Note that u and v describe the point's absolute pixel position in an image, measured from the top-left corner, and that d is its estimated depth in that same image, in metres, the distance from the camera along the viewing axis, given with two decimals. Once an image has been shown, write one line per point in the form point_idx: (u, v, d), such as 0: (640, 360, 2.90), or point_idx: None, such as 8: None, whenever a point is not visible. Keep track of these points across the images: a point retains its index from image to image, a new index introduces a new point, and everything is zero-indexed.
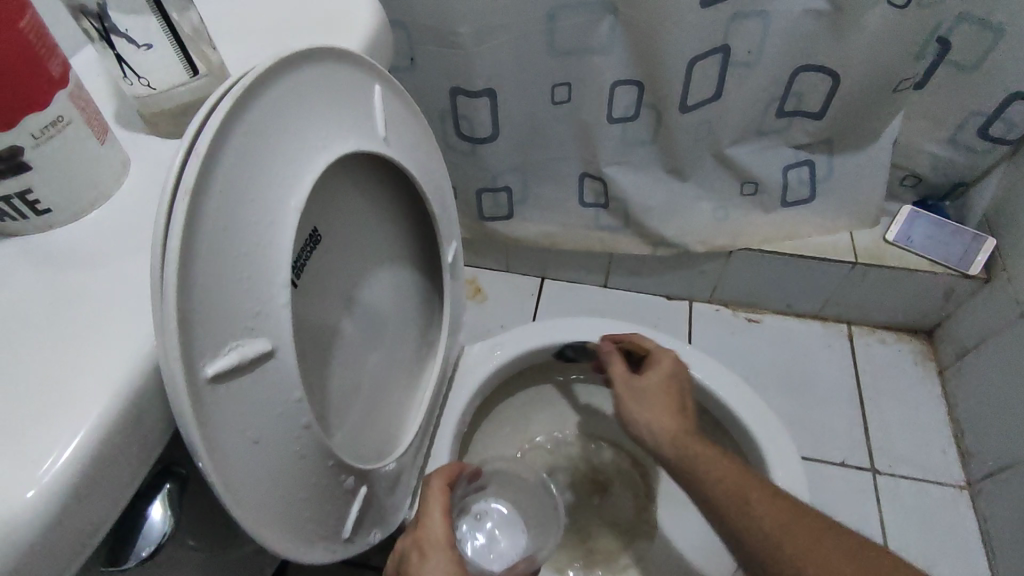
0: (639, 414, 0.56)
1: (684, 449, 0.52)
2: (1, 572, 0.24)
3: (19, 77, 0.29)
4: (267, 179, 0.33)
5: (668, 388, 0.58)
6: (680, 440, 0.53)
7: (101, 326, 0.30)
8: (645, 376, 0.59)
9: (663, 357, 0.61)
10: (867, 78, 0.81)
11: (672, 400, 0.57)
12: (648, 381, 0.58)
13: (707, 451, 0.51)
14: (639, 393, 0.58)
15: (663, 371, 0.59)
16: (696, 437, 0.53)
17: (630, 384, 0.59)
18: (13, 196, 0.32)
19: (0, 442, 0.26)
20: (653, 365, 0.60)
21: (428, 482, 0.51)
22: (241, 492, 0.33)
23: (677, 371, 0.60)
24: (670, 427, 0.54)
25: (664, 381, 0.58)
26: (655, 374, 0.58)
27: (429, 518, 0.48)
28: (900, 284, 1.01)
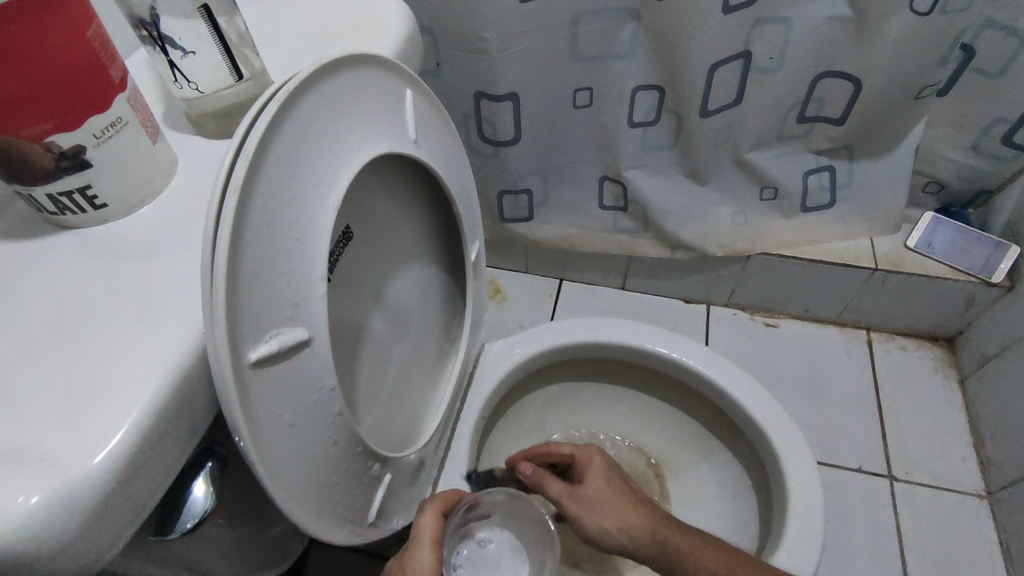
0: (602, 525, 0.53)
1: (666, 548, 0.51)
2: (61, 535, 0.27)
3: (84, 82, 0.32)
4: (307, 178, 0.35)
5: (614, 485, 0.55)
6: (659, 539, 0.52)
7: (152, 313, 0.32)
8: (587, 483, 0.55)
9: (593, 458, 0.58)
10: (889, 84, 0.81)
11: (626, 495, 0.54)
12: (592, 489, 0.55)
13: (686, 541, 0.51)
14: (591, 505, 0.54)
15: (599, 473, 0.56)
16: (669, 526, 0.53)
17: (575, 499, 0.54)
18: (73, 191, 0.34)
19: (63, 417, 0.28)
20: (588, 470, 0.56)
21: (420, 511, 0.50)
22: (278, 472, 0.35)
23: (610, 465, 0.57)
24: (640, 526, 0.52)
25: (607, 484, 0.55)
26: (596, 478, 0.55)
27: (420, 549, 0.47)
28: (921, 291, 1.01)
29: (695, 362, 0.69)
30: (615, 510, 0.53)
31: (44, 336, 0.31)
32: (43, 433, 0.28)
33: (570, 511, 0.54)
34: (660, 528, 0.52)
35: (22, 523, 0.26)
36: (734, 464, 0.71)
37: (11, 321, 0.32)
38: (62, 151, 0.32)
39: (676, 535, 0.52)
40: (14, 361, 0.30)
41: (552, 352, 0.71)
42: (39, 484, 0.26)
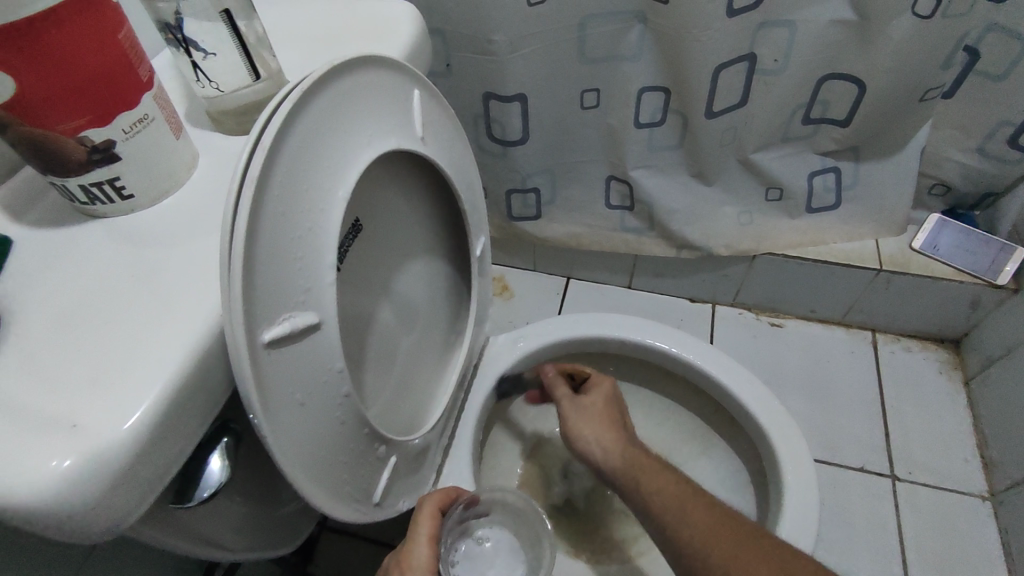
0: (584, 431, 0.59)
1: (627, 459, 0.55)
2: (92, 496, 0.29)
3: (116, 81, 0.34)
4: (319, 172, 0.38)
5: (610, 407, 0.61)
6: (623, 453, 0.56)
7: (174, 296, 0.35)
8: (588, 396, 0.62)
9: (602, 380, 0.64)
10: (894, 87, 0.82)
11: (611, 417, 0.60)
12: (590, 400, 0.61)
13: (651, 464, 0.54)
14: (583, 411, 0.61)
15: (602, 391, 0.62)
16: (639, 449, 0.56)
17: (574, 404, 0.62)
18: (103, 182, 0.37)
19: (95, 389, 0.31)
20: (594, 387, 0.63)
21: (421, 504, 0.51)
22: (289, 447, 0.38)
23: (615, 393, 0.63)
24: (612, 442, 0.57)
25: (604, 402, 0.61)
26: (597, 395, 0.62)
27: (415, 543, 0.48)
28: (926, 292, 1.01)
29: (695, 356, 0.70)
30: (597, 421, 0.59)
31: (77, 317, 0.34)
32: (76, 404, 0.30)
33: (566, 412, 0.62)
34: (629, 446, 0.56)
35: (56, 485, 0.28)
36: (733, 458, 0.73)
37: (48, 303, 0.35)
38: (94, 145, 0.35)
39: (641, 453, 0.55)
40: (50, 339, 0.33)
41: (555, 346, 0.73)
42: (70, 450, 0.29)
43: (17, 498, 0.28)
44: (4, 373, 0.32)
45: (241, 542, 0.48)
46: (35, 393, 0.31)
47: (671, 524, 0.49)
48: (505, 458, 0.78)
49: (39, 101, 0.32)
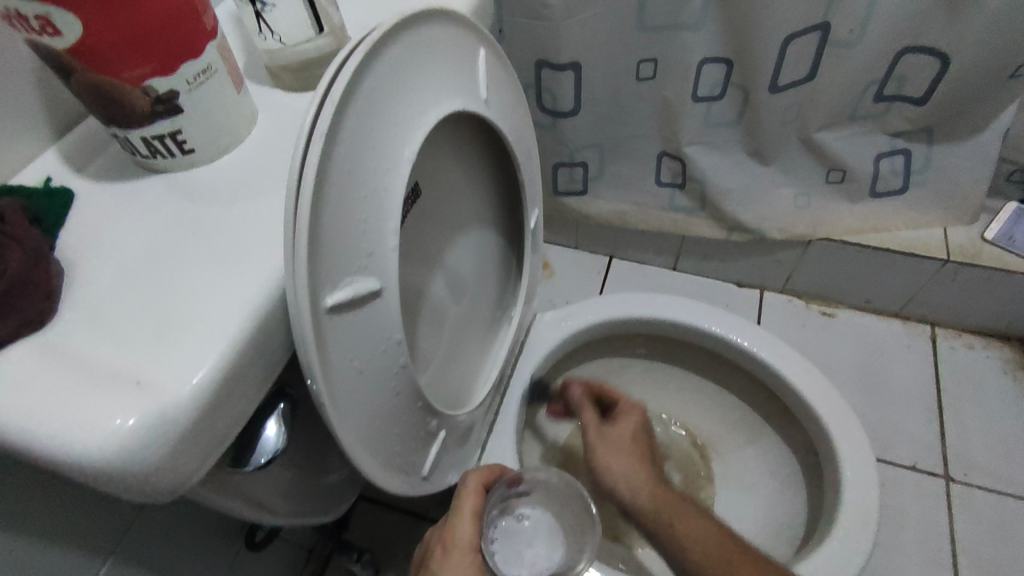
0: (610, 464, 0.57)
1: (658, 498, 0.53)
2: (157, 455, 0.28)
3: (182, 26, 0.33)
4: (387, 130, 0.36)
5: (637, 441, 0.60)
6: (656, 491, 0.54)
7: (235, 254, 0.34)
8: (616, 426, 0.60)
9: (631, 408, 0.62)
10: (980, 63, 0.76)
11: (639, 451, 0.58)
12: (617, 428, 0.60)
13: (684, 508, 0.52)
14: (608, 440, 0.59)
15: (630, 421, 0.61)
16: (670, 490, 0.54)
17: (600, 432, 0.60)
18: (165, 135, 0.36)
19: (160, 346, 0.30)
20: (621, 416, 0.61)
21: (465, 479, 0.50)
22: (345, 416, 0.37)
23: (644, 423, 0.62)
24: (640, 479, 0.55)
25: (632, 433, 0.60)
26: (624, 426, 0.60)
27: (458, 519, 0.47)
28: (995, 286, 0.95)
29: (750, 342, 0.67)
30: (628, 455, 0.57)
31: (143, 272, 0.33)
32: (141, 360, 0.30)
33: (590, 441, 0.60)
34: (662, 486, 0.55)
35: (120, 442, 0.27)
36: (784, 449, 0.70)
37: (112, 257, 0.34)
38: (157, 96, 0.34)
39: (673, 495, 0.54)
40: (117, 292, 0.32)
41: (602, 325, 0.71)
42: (134, 407, 0.28)
43: (84, 453, 0.27)
44: (70, 325, 0.31)
45: (292, 507, 0.48)
46: (99, 347, 0.30)
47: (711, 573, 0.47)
48: (547, 436, 0.77)
49: (106, 45, 0.30)
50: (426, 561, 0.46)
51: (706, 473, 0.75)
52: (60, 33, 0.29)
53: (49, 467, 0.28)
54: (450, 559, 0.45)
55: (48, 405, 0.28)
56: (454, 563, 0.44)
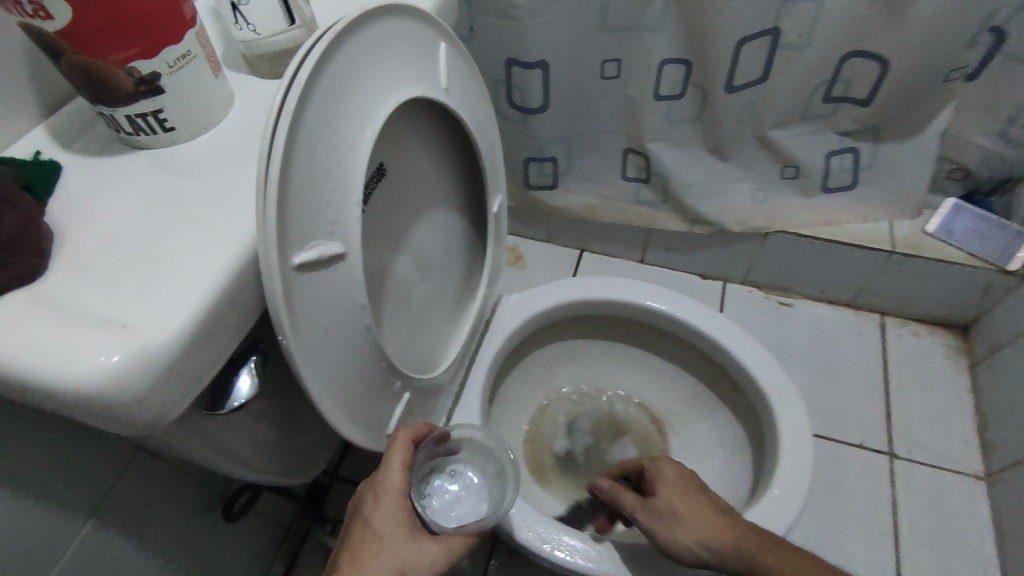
0: (680, 540, 0.53)
1: (744, 545, 0.51)
2: (141, 389, 0.32)
3: (163, 13, 0.36)
4: (351, 111, 0.40)
5: (688, 493, 0.55)
6: (740, 534, 0.52)
7: (212, 219, 0.37)
8: (658, 495, 0.56)
9: (661, 467, 0.58)
10: (917, 67, 0.82)
11: (697, 502, 0.54)
12: (663, 497, 0.55)
13: (783, 558, 0.49)
14: (658, 515, 0.55)
15: (670, 479, 0.56)
16: (750, 537, 0.51)
17: (648, 512, 0.56)
18: (148, 114, 0.39)
19: (143, 297, 0.34)
20: (658, 480, 0.57)
21: (394, 436, 0.51)
22: (314, 368, 0.41)
23: (681, 472, 0.57)
24: (718, 540, 0.52)
25: (679, 490, 0.55)
26: (665, 490, 0.56)
27: (387, 470, 0.49)
28: (937, 277, 1.01)
29: (700, 321, 0.72)
30: (694, 512, 0.53)
31: (127, 234, 0.37)
32: (126, 308, 0.33)
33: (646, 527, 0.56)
34: (741, 526, 0.52)
35: (107, 375, 0.31)
36: (732, 423, 0.75)
37: (99, 222, 0.38)
38: (141, 76, 0.37)
39: (756, 536, 0.51)
40: (103, 252, 0.36)
41: (565, 307, 0.76)
42: (120, 346, 0.31)
43: (75, 385, 0.31)
44: (61, 279, 0.35)
45: (266, 464, 0.51)
46: (87, 298, 0.34)
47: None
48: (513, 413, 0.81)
49: (95, 30, 0.34)
50: (359, 509, 0.49)
51: (662, 447, 0.79)
52: (52, 18, 0.33)
53: (43, 400, 0.32)
54: (382, 505, 0.48)
55: (42, 344, 0.31)
56: (386, 509, 0.47)
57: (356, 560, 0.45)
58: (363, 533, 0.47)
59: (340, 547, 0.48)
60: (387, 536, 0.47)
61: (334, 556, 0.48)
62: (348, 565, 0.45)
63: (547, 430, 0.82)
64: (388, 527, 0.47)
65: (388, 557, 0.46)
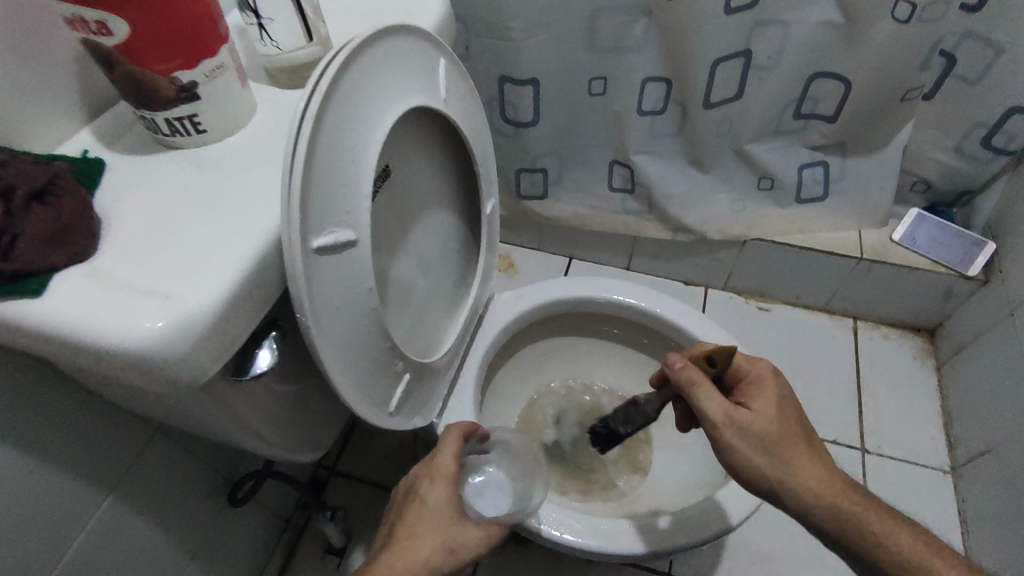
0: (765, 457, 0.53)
1: (831, 491, 0.53)
2: (181, 351, 0.37)
3: (202, 30, 0.42)
4: (363, 116, 0.46)
5: (781, 416, 0.55)
6: (824, 477, 0.53)
7: (240, 209, 0.43)
8: (757, 410, 0.55)
9: (760, 386, 0.57)
10: (877, 87, 0.89)
11: (789, 426, 0.55)
12: (760, 413, 0.55)
13: (855, 498, 0.53)
14: (750, 427, 0.54)
15: (770, 400, 0.56)
16: (831, 472, 0.54)
17: (740, 421, 0.54)
18: (184, 118, 0.45)
19: (182, 273, 0.39)
20: (758, 397, 0.56)
21: (447, 430, 0.58)
22: (328, 342, 0.46)
23: (778, 396, 0.57)
24: (803, 466, 0.53)
25: (777, 412, 0.55)
26: (766, 408, 0.55)
27: (441, 455, 0.55)
28: (904, 282, 1.08)
29: (678, 317, 0.78)
30: (788, 444, 0.54)
31: (166, 220, 0.42)
32: (167, 282, 0.38)
33: (729, 431, 0.54)
34: (829, 468, 0.54)
35: (154, 338, 0.36)
36: None
37: (140, 210, 0.43)
38: (181, 84, 0.43)
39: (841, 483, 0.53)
40: (145, 235, 0.41)
41: (554, 304, 0.81)
42: (165, 314, 0.37)
43: (126, 346, 0.36)
44: (108, 258, 0.40)
45: (278, 439, 0.56)
46: (133, 274, 0.39)
47: (892, 554, 0.51)
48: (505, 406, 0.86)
49: (145, 45, 0.40)
50: (412, 490, 0.54)
51: (645, 437, 0.85)
52: (111, 33, 0.39)
53: (96, 360, 0.37)
54: (437, 485, 0.53)
55: (97, 310, 0.37)
56: (442, 489, 0.53)
57: (412, 533, 0.50)
58: (417, 509, 0.52)
59: (391, 523, 0.53)
60: (440, 513, 0.51)
61: (385, 532, 0.53)
62: (404, 536, 0.50)
63: (537, 421, 0.86)
64: (439, 505, 0.52)
65: (440, 533, 0.50)
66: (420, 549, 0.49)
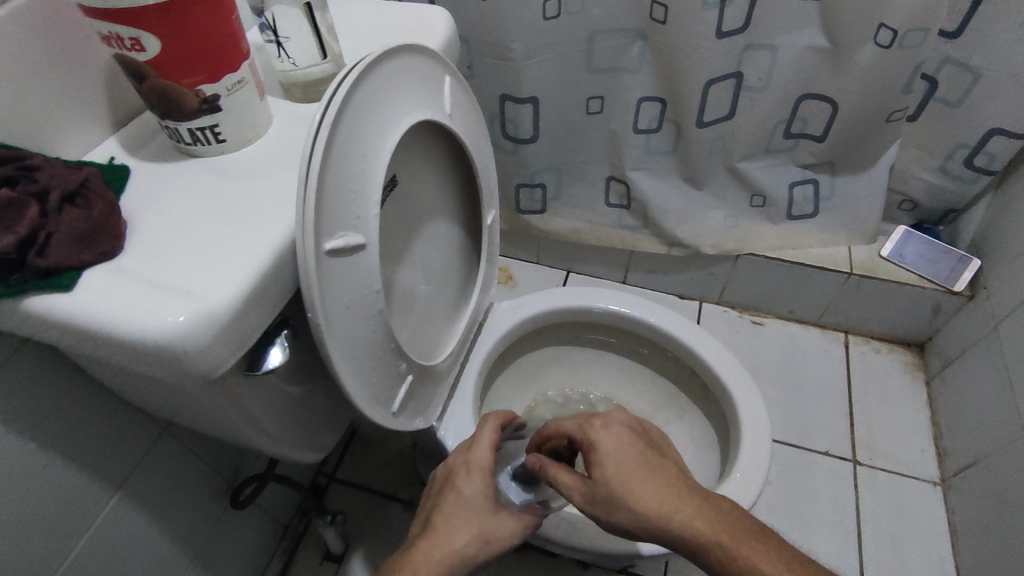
0: (620, 518, 0.47)
1: (696, 537, 0.45)
2: (201, 342, 0.39)
3: (226, 47, 0.45)
4: (374, 127, 0.49)
5: (626, 463, 0.48)
6: (684, 515, 0.46)
7: (257, 212, 0.45)
8: (597, 471, 0.49)
9: (600, 436, 0.51)
10: (863, 108, 0.93)
11: (639, 472, 0.48)
12: (597, 477, 0.49)
13: (726, 538, 0.44)
14: (593, 495, 0.48)
15: (608, 450, 0.49)
16: (693, 511, 0.46)
17: (584, 490, 0.49)
18: (206, 128, 0.48)
19: (202, 271, 0.41)
20: (597, 451, 0.50)
21: (483, 420, 0.60)
22: (339, 341, 0.48)
23: (621, 440, 0.50)
24: (664, 516, 0.46)
25: (616, 463, 0.49)
26: (604, 463, 0.49)
27: (478, 446, 0.57)
28: (893, 297, 1.11)
29: (671, 326, 0.81)
30: (639, 494, 0.47)
31: (188, 222, 0.45)
32: (189, 279, 0.41)
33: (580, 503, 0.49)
34: (688, 506, 0.46)
35: (177, 329, 0.38)
36: (702, 421, 0.82)
37: (165, 212, 0.45)
38: (204, 97, 0.46)
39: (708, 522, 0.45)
40: (169, 235, 0.44)
41: (551, 313, 0.84)
42: (188, 308, 0.39)
43: (150, 337, 0.38)
44: (132, 257, 0.42)
45: (284, 436, 0.58)
46: (155, 271, 0.41)
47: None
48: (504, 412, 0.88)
49: (174, 60, 0.43)
50: (448, 481, 0.55)
51: None
52: (144, 49, 0.42)
53: (121, 351, 0.39)
54: (474, 476, 0.55)
55: (122, 304, 0.39)
56: (479, 479, 0.54)
57: (450, 523, 0.52)
58: (453, 501, 0.53)
59: (427, 514, 0.54)
60: (476, 504, 0.53)
61: (422, 520, 0.54)
62: (442, 526, 0.52)
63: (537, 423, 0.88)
64: (474, 497, 0.54)
65: (476, 523, 0.52)
66: (458, 539, 0.51)
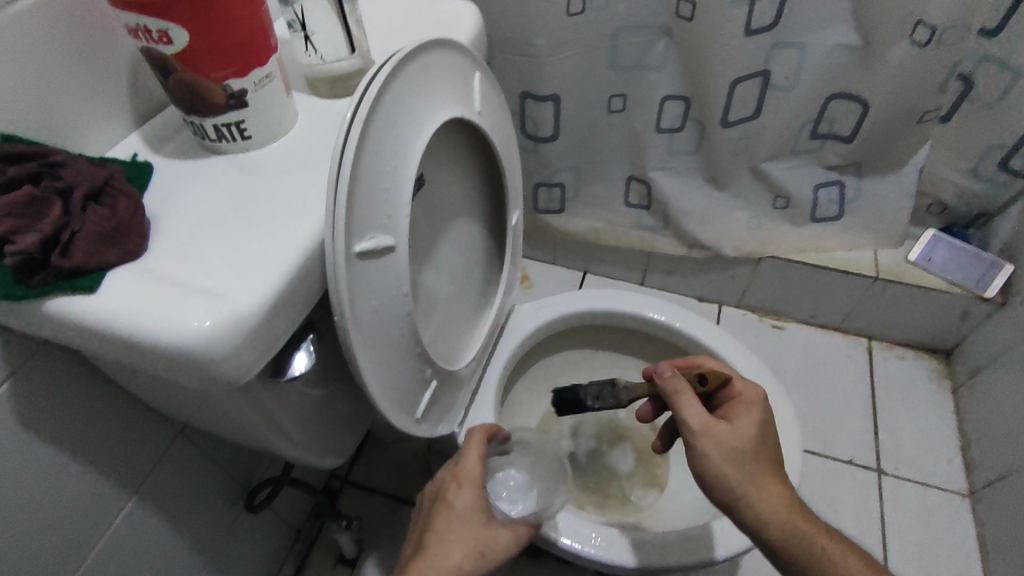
0: (738, 475, 0.50)
1: (795, 523, 0.50)
2: (228, 348, 0.37)
3: (255, 40, 0.44)
4: (405, 124, 0.47)
5: (762, 438, 0.53)
6: (789, 504, 0.50)
7: (284, 211, 0.44)
8: (737, 427, 0.53)
9: (747, 405, 0.55)
10: (894, 109, 0.90)
11: (766, 452, 0.52)
12: (740, 428, 0.53)
13: (819, 535, 0.50)
14: (726, 441, 0.51)
15: (753, 420, 0.54)
16: (799, 507, 0.51)
17: (718, 431, 0.52)
18: (232, 124, 0.46)
19: (229, 272, 0.40)
20: (743, 412, 0.54)
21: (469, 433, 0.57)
22: (366, 346, 0.47)
23: (764, 418, 0.55)
24: (777, 495, 0.50)
25: (757, 433, 0.53)
26: (746, 424, 0.53)
27: (466, 460, 0.54)
28: (920, 302, 1.08)
29: (698, 330, 0.79)
30: (765, 465, 0.51)
31: (213, 221, 0.43)
32: (216, 280, 0.39)
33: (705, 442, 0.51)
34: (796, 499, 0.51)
35: (202, 334, 0.37)
36: None
37: (187, 211, 0.44)
38: (231, 92, 0.44)
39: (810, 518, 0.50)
40: (193, 236, 0.42)
41: (573, 316, 0.82)
42: (213, 311, 0.37)
43: (174, 341, 0.37)
44: (156, 257, 0.41)
45: (304, 442, 0.57)
46: (181, 272, 0.40)
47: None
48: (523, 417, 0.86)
49: (202, 53, 0.41)
50: (439, 495, 0.54)
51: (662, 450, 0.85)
52: (171, 42, 0.40)
53: (144, 356, 0.38)
54: (464, 490, 0.52)
55: (147, 306, 0.37)
56: (470, 494, 0.52)
57: (445, 538, 0.50)
58: (447, 516, 0.51)
59: (422, 530, 0.53)
60: (470, 518, 0.51)
61: (416, 539, 0.53)
62: (434, 543, 0.50)
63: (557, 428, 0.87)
64: (467, 509, 0.52)
65: (471, 537, 0.50)
66: (453, 553, 0.49)
